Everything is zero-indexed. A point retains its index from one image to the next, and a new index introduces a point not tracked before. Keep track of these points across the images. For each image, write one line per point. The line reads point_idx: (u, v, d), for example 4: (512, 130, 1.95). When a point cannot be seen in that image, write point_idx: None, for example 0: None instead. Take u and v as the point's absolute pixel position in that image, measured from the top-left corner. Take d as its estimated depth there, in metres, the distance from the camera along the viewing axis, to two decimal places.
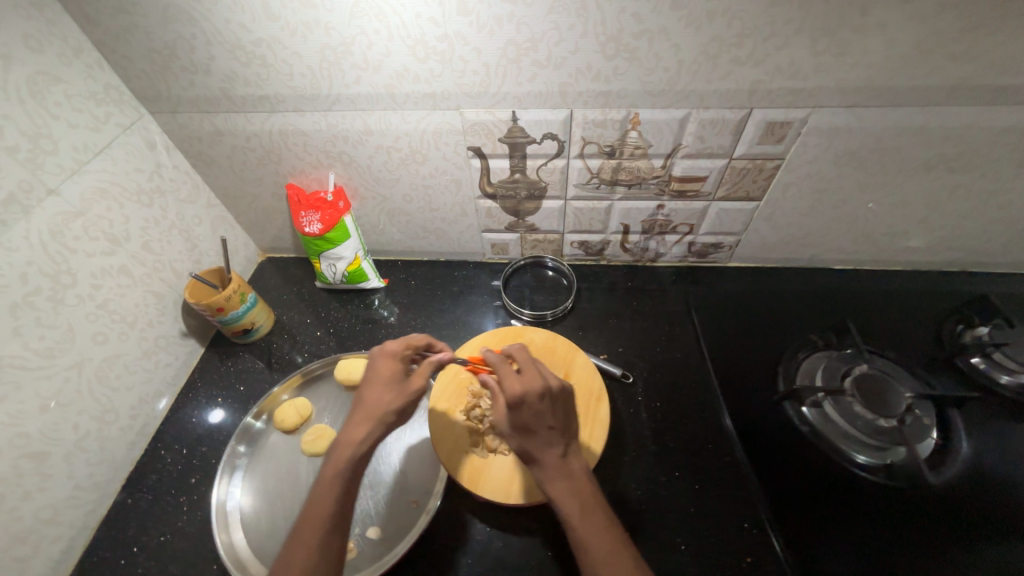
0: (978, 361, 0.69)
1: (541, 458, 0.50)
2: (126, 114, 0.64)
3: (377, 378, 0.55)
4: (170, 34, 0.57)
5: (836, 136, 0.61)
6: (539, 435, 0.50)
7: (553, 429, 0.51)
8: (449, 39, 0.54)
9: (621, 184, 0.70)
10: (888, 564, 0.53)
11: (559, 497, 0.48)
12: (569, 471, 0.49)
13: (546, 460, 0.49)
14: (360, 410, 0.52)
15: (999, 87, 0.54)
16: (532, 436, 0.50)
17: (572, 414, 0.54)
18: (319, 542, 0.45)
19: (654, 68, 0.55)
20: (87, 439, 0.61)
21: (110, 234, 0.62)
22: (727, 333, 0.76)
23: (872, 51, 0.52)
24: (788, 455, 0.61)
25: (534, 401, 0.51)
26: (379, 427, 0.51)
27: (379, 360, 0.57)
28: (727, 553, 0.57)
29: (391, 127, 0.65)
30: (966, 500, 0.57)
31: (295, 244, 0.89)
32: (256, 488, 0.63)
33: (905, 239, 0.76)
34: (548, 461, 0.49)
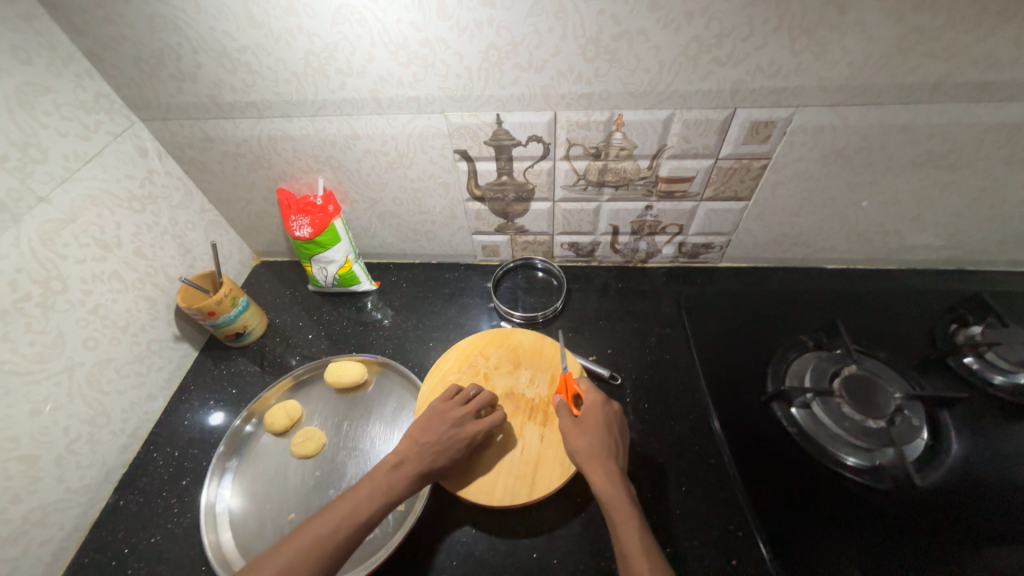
0: (971, 361, 0.68)
1: (609, 467, 0.53)
2: (117, 122, 0.65)
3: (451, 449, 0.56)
4: (157, 43, 0.57)
5: (821, 135, 0.61)
6: (609, 450, 0.55)
7: (620, 449, 0.56)
8: (431, 43, 0.54)
9: (608, 185, 0.70)
10: (874, 567, 0.52)
11: (619, 505, 0.51)
12: (628, 486, 0.53)
13: (612, 470, 0.53)
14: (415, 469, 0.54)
15: (984, 83, 0.54)
16: (604, 447, 0.55)
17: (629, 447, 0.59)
18: (337, 537, 0.49)
19: (635, 69, 0.55)
20: (79, 442, 0.62)
21: (101, 240, 0.63)
22: (718, 334, 0.75)
23: (853, 50, 0.52)
24: (776, 457, 0.61)
25: (608, 416, 0.58)
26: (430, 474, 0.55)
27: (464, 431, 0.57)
28: (712, 555, 0.57)
29: (378, 131, 0.65)
30: (956, 501, 0.56)
31: (289, 248, 0.90)
32: (244, 490, 0.63)
33: (898, 238, 0.75)
34: (613, 470, 0.53)
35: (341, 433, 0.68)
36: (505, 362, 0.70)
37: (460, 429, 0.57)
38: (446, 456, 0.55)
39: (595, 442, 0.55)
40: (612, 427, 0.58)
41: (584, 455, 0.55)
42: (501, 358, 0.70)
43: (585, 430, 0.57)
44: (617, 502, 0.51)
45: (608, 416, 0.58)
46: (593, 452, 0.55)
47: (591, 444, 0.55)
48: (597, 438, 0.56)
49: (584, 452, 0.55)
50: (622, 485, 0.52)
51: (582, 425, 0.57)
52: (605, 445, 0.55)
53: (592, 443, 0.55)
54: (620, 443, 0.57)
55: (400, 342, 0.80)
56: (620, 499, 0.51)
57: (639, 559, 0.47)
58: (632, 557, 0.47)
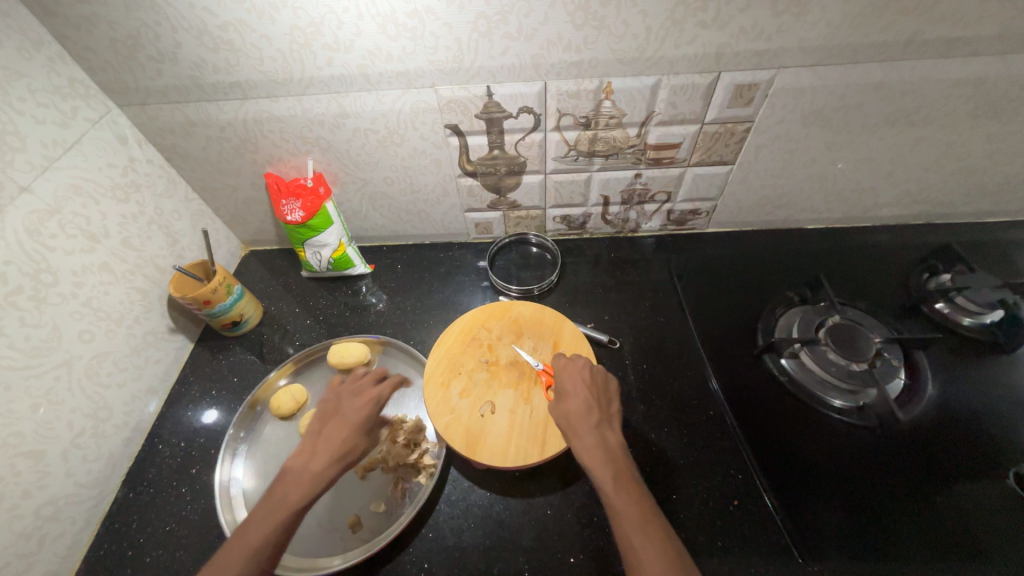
0: (942, 307, 0.73)
1: (586, 428, 0.52)
2: (93, 108, 0.62)
3: (354, 421, 0.55)
4: (133, 23, 0.55)
5: (801, 96, 0.63)
6: (585, 412, 0.54)
7: (598, 407, 0.54)
8: (419, 15, 0.54)
9: (599, 155, 0.71)
10: (864, 497, 0.56)
11: (598, 464, 0.49)
12: (610, 443, 0.51)
13: (590, 431, 0.52)
14: (327, 450, 0.52)
15: (951, 40, 0.57)
16: (580, 410, 0.54)
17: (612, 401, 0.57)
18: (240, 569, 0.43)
19: (623, 36, 0.56)
20: (83, 436, 0.61)
21: (88, 231, 0.62)
22: (708, 296, 0.78)
23: (830, 9, 0.54)
24: (769, 405, 0.65)
25: (575, 379, 0.58)
26: (332, 458, 0.51)
27: (359, 402, 0.57)
28: (714, 499, 0.60)
29: (367, 109, 0.65)
30: (931, 432, 0.61)
31: (278, 235, 0.88)
32: (257, 471, 0.64)
33: (872, 195, 0.79)
34: (591, 431, 0.52)
35: None
36: (507, 332, 0.71)
37: (361, 398, 0.57)
38: (355, 427, 0.54)
39: (571, 406, 0.55)
40: (581, 390, 0.56)
41: (563, 421, 0.54)
42: (503, 330, 0.72)
43: (562, 399, 0.56)
44: (596, 462, 0.49)
45: (582, 378, 0.58)
46: (569, 416, 0.54)
47: (568, 410, 0.54)
48: (570, 404, 0.55)
49: (562, 417, 0.54)
50: (602, 444, 0.51)
51: (559, 394, 0.57)
52: (580, 407, 0.54)
53: (568, 408, 0.55)
54: (599, 402, 0.55)
55: (399, 323, 0.81)
56: (599, 459, 0.49)
57: (624, 516, 0.46)
58: (617, 515, 0.46)
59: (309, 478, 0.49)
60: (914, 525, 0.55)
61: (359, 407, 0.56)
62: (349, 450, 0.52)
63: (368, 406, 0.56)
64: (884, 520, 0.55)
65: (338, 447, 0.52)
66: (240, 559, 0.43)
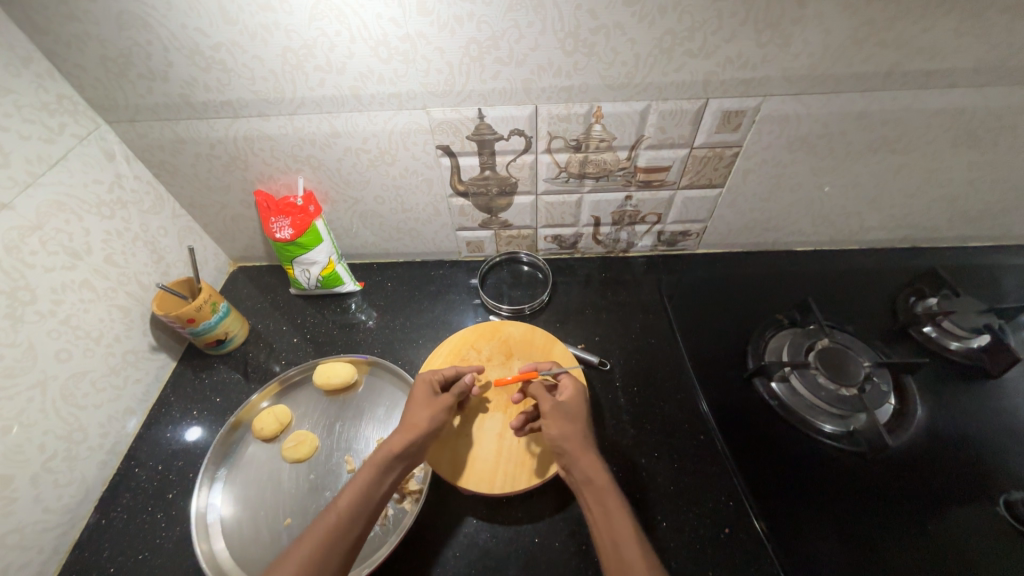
0: (929, 330, 0.73)
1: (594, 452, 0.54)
2: (82, 125, 0.62)
3: (418, 400, 0.58)
4: (125, 42, 0.55)
5: (787, 123, 0.64)
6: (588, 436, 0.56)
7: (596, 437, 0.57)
8: (411, 39, 0.55)
9: (589, 177, 0.72)
10: (857, 526, 0.55)
11: (606, 487, 0.51)
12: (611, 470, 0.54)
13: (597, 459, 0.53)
14: (397, 428, 0.56)
15: (930, 71, 0.58)
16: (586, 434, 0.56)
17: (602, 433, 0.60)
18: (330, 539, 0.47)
19: (612, 63, 0.57)
20: (55, 459, 0.59)
21: (70, 248, 0.61)
22: (699, 318, 0.78)
23: (813, 41, 0.55)
24: (760, 430, 0.64)
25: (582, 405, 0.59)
26: (401, 434, 0.55)
27: (421, 382, 0.60)
28: (705, 527, 0.59)
29: (359, 129, 0.65)
30: (922, 458, 0.61)
31: (268, 251, 0.88)
32: (236, 497, 0.62)
33: (859, 219, 0.80)
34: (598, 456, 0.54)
35: (333, 435, 0.67)
36: (497, 354, 0.71)
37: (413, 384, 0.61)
38: (420, 406, 0.57)
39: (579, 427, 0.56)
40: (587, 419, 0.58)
41: (569, 440, 0.54)
42: (493, 351, 0.71)
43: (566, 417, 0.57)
44: (605, 485, 0.51)
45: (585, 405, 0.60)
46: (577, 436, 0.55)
47: (575, 429, 0.55)
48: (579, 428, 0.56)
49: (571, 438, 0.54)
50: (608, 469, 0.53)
51: (561, 412, 0.57)
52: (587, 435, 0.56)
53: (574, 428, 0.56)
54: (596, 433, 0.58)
55: (387, 341, 0.80)
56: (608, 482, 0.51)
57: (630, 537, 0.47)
58: (621, 535, 0.47)
59: (380, 453, 0.53)
60: (907, 555, 0.54)
61: (420, 388, 0.60)
62: (413, 423, 0.55)
63: (431, 390, 0.60)
64: (876, 550, 0.54)
65: (403, 424, 0.56)
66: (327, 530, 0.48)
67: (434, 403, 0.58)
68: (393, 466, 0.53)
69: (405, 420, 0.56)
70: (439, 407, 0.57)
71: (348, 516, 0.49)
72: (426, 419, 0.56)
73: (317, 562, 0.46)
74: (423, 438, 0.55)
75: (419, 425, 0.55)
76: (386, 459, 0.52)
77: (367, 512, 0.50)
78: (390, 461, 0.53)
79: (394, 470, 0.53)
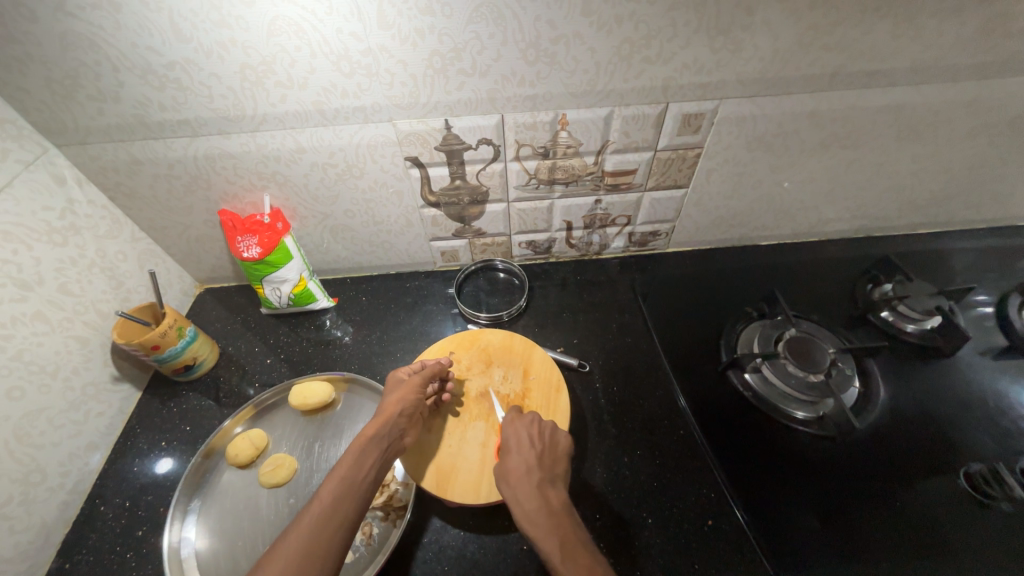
0: (886, 314, 0.77)
1: (524, 496, 0.50)
2: (27, 149, 0.59)
3: (390, 391, 0.61)
4: (71, 63, 0.53)
5: (744, 124, 0.67)
6: (524, 472, 0.52)
7: (537, 467, 0.52)
8: (373, 53, 0.55)
9: (559, 182, 0.73)
10: (831, 507, 0.58)
11: (540, 532, 0.47)
12: (553, 506, 0.49)
13: (530, 495, 0.50)
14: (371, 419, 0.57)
15: (870, 72, 0.62)
16: (518, 476, 0.52)
17: (559, 459, 0.55)
18: (318, 525, 0.45)
19: (574, 71, 0.59)
20: (10, 504, 0.56)
21: (20, 279, 0.58)
22: (673, 315, 0.80)
23: (762, 46, 0.58)
24: (737, 421, 0.66)
25: (521, 432, 0.56)
26: (379, 421, 0.56)
27: (391, 376, 0.63)
28: (690, 519, 0.60)
29: (325, 143, 0.64)
30: (888, 438, 0.64)
31: (236, 271, 0.85)
32: (212, 529, 0.59)
33: (817, 212, 0.84)
34: (532, 494, 0.50)
35: (312, 456, 0.66)
36: (477, 362, 0.71)
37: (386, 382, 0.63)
38: (391, 394, 0.60)
39: (511, 460, 0.54)
40: (525, 445, 0.55)
41: (504, 487, 0.52)
42: (473, 359, 0.71)
43: (503, 459, 0.55)
44: (539, 531, 0.47)
45: (525, 432, 0.56)
46: (510, 477, 0.52)
47: (508, 466, 0.53)
48: (512, 464, 0.53)
49: (504, 480, 0.53)
50: (543, 510, 0.48)
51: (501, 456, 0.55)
52: (521, 467, 0.52)
53: (507, 467, 0.53)
54: (542, 461, 0.53)
55: (365, 356, 0.79)
56: (543, 526, 0.47)
57: None
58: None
59: (359, 442, 0.54)
60: (879, 532, 0.56)
61: (392, 382, 0.62)
62: (387, 410, 0.58)
63: (401, 380, 0.62)
64: (851, 529, 0.56)
65: (379, 412, 0.58)
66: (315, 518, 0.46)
67: (405, 389, 0.60)
68: (373, 449, 0.53)
69: (379, 411, 0.58)
70: (411, 391, 0.60)
71: (336, 501, 0.48)
72: (397, 404, 0.58)
73: (310, 550, 0.44)
74: (395, 419, 0.57)
75: (391, 413, 0.57)
76: (364, 444, 0.53)
77: (358, 493, 0.49)
78: (370, 445, 0.53)
79: (376, 451, 0.53)
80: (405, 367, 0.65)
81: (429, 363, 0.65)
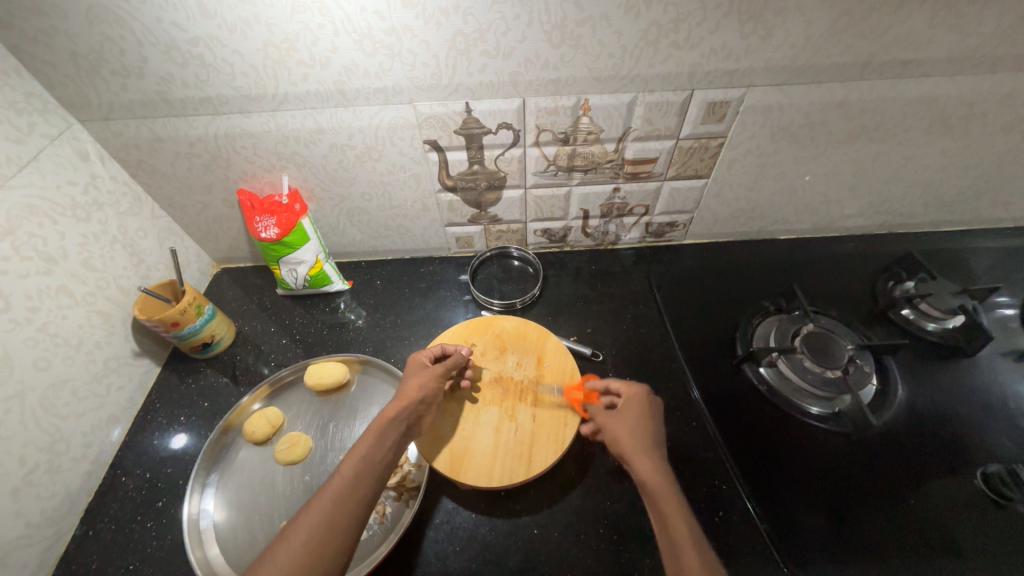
0: (907, 313, 0.76)
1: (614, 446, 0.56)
2: (52, 124, 0.60)
3: (411, 375, 0.61)
4: (96, 37, 0.53)
5: (770, 113, 0.66)
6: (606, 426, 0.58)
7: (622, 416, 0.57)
8: (396, 32, 0.54)
9: (578, 170, 0.72)
10: (845, 503, 0.57)
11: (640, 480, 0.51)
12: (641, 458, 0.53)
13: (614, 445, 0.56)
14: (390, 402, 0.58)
15: (905, 61, 0.60)
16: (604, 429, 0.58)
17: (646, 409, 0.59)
18: (337, 501, 0.46)
19: (599, 55, 0.58)
20: (37, 472, 0.57)
21: (45, 252, 0.59)
22: (688, 308, 0.80)
23: (794, 32, 0.56)
24: (751, 416, 0.66)
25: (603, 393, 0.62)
26: (399, 403, 0.57)
27: (412, 359, 0.64)
28: (700, 511, 0.60)
29: (344, 124, 0.64)
30: (904, 436, 0.63)
31: (252, 252, 0.86)
32: (230, 503, 0.61)
33: (840, 207, 0.83)
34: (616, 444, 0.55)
35: (327, 435, 0.66)
36: (491, 348, 0.71)
37: (406, 365, 0.64)
38: (411, 379, 0.60)
39: (625, 432, 0.55)
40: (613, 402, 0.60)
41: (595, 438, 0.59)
42: (487, 345, 0.71)
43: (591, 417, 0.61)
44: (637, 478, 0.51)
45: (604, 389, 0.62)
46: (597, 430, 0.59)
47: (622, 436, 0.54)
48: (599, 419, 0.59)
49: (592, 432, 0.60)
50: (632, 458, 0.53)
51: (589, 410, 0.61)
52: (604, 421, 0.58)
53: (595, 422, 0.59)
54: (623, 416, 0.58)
55: (379, 340, 0.79)
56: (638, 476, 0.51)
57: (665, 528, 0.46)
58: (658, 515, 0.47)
59: (379, 423, 0.54)
60: (893, 530, 0.56)
61: (413, 366, 0.62)
62: (407, 394, 0.58)
63: (422, 364, 0.62)
64: (864, 527, 0.56)
65: (399, 394, 0.58)
66: (334, 492, 0.47)
67: (425, 374, 0.60)
68: (392, 431, 0.54)
69: (399, 394, 0.59)
70: (431, 376, 0.60)
71: (355, 478, 0.48)
72: (416, 389, 0.58)
73: (329, 524, 0.45)
74: (415, 404, 0.57)
75: (410, 397, 0.57)
76: (383, 425, 0.54)
77: (377, 473, 0.50)
78: (389, 426, 0.54)
79: (394, 433, 0.54)
80: (426, 352, 0.65)
81: (451, 349, 0.66)
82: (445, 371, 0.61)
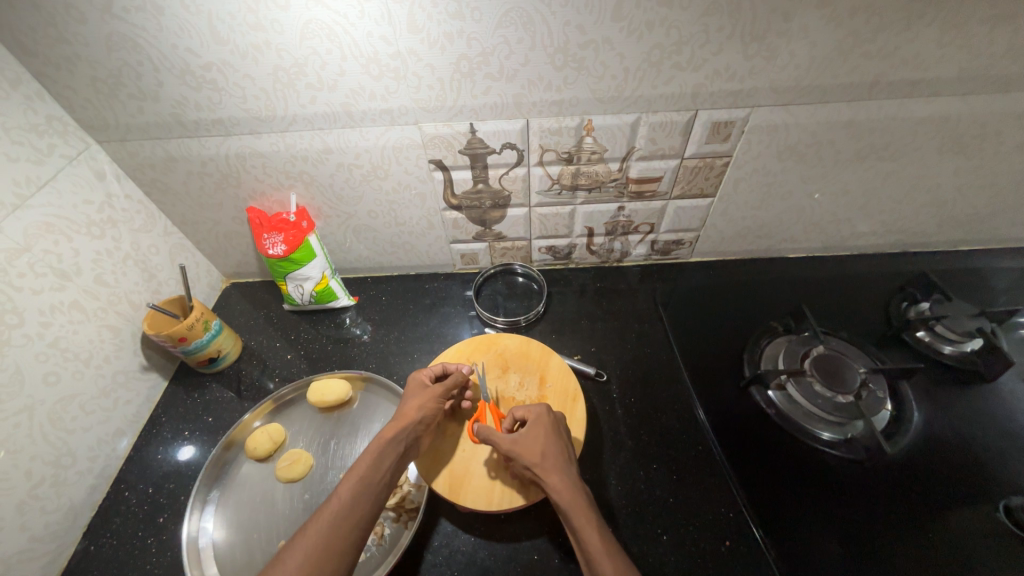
0: (922, 334, 0.74)
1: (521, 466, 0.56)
2: (70, 145, 0.62)
3: (410, 395, 0.61)
4: (115, 63, 0.55)
5: (776, 133, 0.65)
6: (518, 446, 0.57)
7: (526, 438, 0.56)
8: (402, 56, 0.55)
9: (582, 188, 0.72)
10: (857, 535, 0.55)
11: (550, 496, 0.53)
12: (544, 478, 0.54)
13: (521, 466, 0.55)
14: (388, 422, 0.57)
15: (914, 81, 0.59)
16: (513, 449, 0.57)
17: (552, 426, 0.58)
18: (334, 523, 0.46)
19: (602, 76, 0.58)
20: (42, 486, 0.58)
21: (59, 269, 0.60)
22: (693, 328, 0.78)
23: (799, 53, 0.56)
24: (758, 440, 0.64)
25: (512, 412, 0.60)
26: (396, 425, 0.56)
27: (411, 379, 0.63)
28: (707, 539, 0.58)
29: (351, 144, 0.65)
30: (921, 464, 0.61)
31: (260, 267, 0.87)
32: (229, 521, 0.61)
33: (850, 226, 0.81)
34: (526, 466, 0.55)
35: (328, 453, 0.66)
36: (493, 367, 0.71)
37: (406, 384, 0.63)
38: (410, 399, 0.60)
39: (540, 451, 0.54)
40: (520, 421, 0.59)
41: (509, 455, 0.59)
42: (489, 363, 0.71)
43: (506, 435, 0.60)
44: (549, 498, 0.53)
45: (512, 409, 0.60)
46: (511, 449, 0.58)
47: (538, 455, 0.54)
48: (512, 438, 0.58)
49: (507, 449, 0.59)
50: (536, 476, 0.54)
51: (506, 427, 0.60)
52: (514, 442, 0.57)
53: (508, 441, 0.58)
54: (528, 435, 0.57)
55: (383, 356, 0.79)
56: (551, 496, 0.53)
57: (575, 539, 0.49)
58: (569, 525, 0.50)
59: (377, 443, 0.54)
60: (909, 564, 0.53)
61: (413, 386, 0.62)
62: (405, 414, 0.58)
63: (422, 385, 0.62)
64: (878, 560, 0.53)
65: (397, 415, 0.58)
66: (332, 515, 0.47)
67: (425, 394, 0.60)
68: (390, 452, 0.53)
69: (398, 414, 0.58)
70: (431, 397, 0.59)
71: (354, 500, 0.48)
72: (416, 409, 0.58)
73: (326, 548, 0.44)
74: (414, 424, 0.56)
75: (408, 418, 0.57)
76: (382, 445, 0.53)
77: (375, 494, 0.50)
78: (388, 446, 0.53)
79: (393, 454, 0.53)
80: (426, 372, 0.64)
81: (451, 368, 0.65)
82: (446, 392, 0.61)
